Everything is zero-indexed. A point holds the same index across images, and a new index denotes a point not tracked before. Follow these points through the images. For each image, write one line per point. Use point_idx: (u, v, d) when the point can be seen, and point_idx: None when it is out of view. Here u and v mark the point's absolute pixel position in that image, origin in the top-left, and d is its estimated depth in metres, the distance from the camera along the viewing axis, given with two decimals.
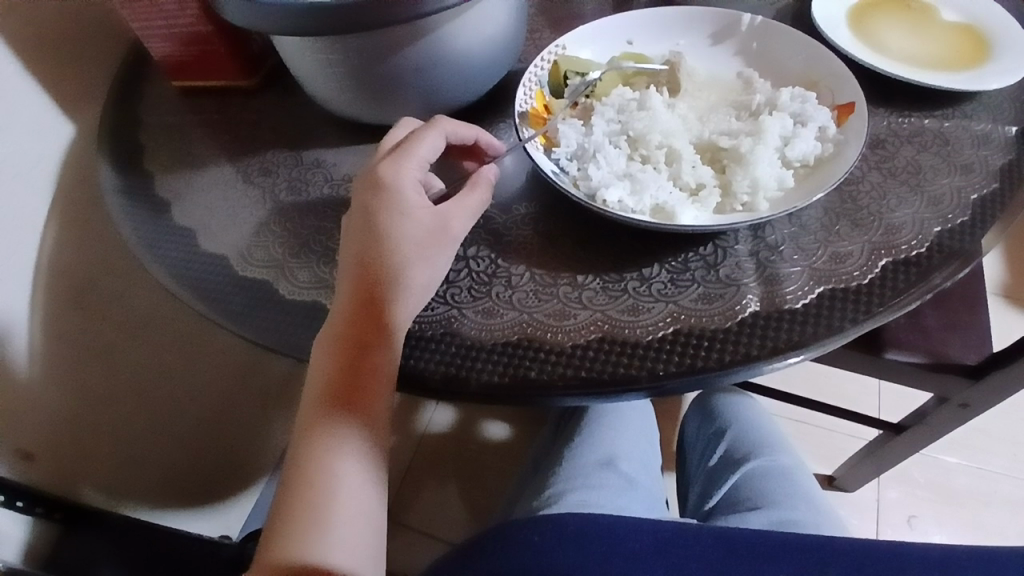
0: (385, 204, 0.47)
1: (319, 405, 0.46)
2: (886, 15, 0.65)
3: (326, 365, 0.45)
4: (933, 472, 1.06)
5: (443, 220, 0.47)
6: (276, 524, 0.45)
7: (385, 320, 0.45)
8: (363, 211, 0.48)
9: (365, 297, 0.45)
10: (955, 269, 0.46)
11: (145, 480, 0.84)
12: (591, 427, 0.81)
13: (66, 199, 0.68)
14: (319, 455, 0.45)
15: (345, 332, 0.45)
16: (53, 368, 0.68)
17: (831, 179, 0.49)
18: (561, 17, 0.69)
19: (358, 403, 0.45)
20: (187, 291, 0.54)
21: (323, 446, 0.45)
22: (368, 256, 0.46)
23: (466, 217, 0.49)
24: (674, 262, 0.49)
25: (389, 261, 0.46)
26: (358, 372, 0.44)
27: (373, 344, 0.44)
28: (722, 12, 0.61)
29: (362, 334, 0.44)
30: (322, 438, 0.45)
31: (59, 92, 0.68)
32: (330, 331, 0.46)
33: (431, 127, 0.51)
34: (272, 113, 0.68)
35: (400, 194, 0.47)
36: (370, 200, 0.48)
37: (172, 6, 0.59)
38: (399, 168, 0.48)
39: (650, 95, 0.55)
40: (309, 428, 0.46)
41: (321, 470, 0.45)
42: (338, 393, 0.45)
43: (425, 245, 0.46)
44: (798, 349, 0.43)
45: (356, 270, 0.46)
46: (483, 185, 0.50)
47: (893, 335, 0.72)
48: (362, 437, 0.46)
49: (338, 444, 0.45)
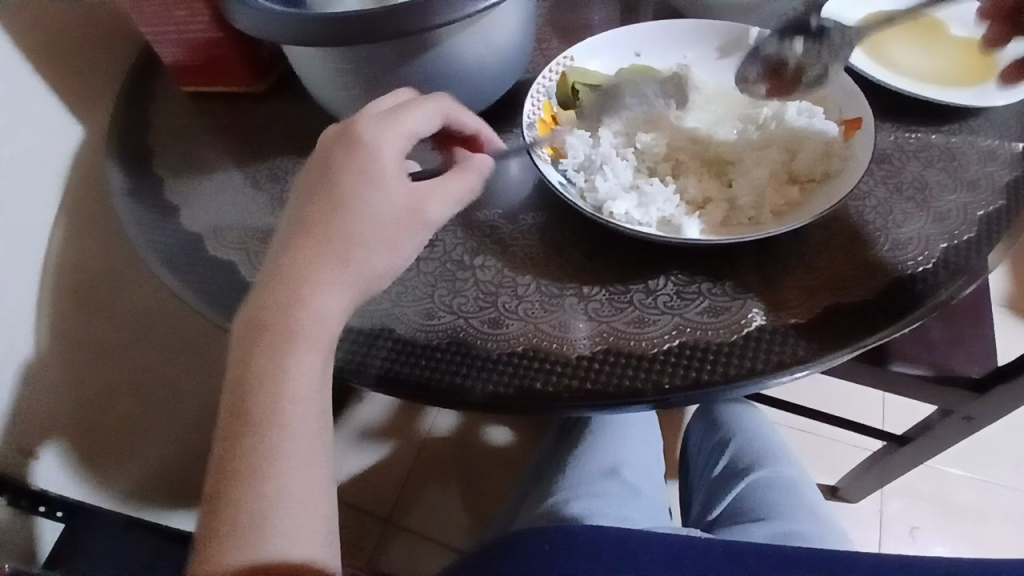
0: (361, 173, 0.44)
1: (241, 406, 0.40)
2: (895, 30, 0.65)
3: (255, 360, 0.40)
4: (935, 484, 1.06)
5: (419, 202, 0.45)
6: (208, 546, 0.38)
7: (318, 302, 0.42)
8: (334, 176, 0.44)
9: (320, 274, 0.42)
10: (960, 286, 0.46)
11: (145, 480, 0.85)
12: (594, 436, 0.81)
13: (75, 199, 0.69)
14: (251, 457, 0.39)
15: (271, 319, 0.41)
16: (60, 367, 0.69)
17: (837, 193, 0.49)
18: (570, 27, 0.70)
19: (292, 393, 0.40)
20: (194, 295, 0.54)
21: (257, 446, 0.39)
22: (312, 237, 0.43)
23: (445, 202, 0.47)
24: (680, 275, 0.49)
25: (333, 239, 0.42)
26: (290, 361, 0.40)
27: (308, 333, 0.41)
28: (731, 25, 0.61)
29: (295, 320, 0.41)
30: (250, 442, 0.39)
31: (70, 93, 0.68)
32: (252, 321, 0.41)
33: (433, 102, 0.49)
34: (281, 119, 0.68)
35: (380, 166, 0.44)
36: (330, 172, 0.44)
37: (184, 11, 0.59)
38: (382, 133, 0.45)
39: (658, 108, 0.56)
40: (232, 434, 0.40)
41: (264, 464, 0.39)
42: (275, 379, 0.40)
43: (394, 227, 0.44)
44: (803, 364, 0.43)
45: (291, 253, 0.42)
46: (473, 170, 0.49)
47: (897, 347, 0.72)
48: (306, 428, 0.40)
49: (274, 445, 0.39)
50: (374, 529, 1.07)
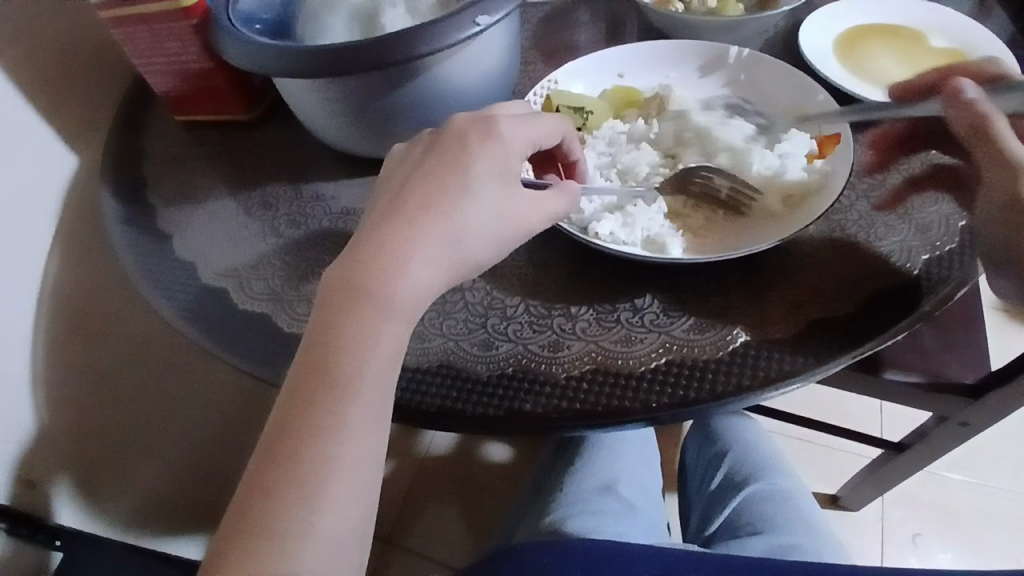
0: (488, 157, 0.44)
1: (315, 366, 0.38)
2: (873, 44, 0.67)
3: (342, 323, 0.39)
4: (936, 489, 1.05)
5: (522, 210, 0.45)
6: (245, 507, 0.36)
7: (411, 280, 0.41)
8: (458, 155, 0.44)
9: (416, 252, 0.41)
10: (943, 296, 0.47)
11: (142, 506, 0.85)
12: (590, 452, 0.82)
13: (69, 228, 0.70)
14: (311, 425, 0.37)
15: (364, 283, 0.40)
16: (57, 395, 0.69)
17: (817, 209, 0.51)
18: (555, 50, 0.71)
19: (368, 372, 0.39)
20: (187, 323, 0.55)
21: (315, 417, 0.37)
22: (407, 209, 0.42)
23: (544, 216, 0.46)
24: (666, 292, 0.49)
25: (436, 217, 0.42)
26: (377, 335, 0.39)
27: (400, 311, 0.40)
28: (710, 45, 0.62)
29: (390, 294, 0.40)
30: (317, 406, 0.37)
31: (63, 125, 0.69)
32: (347, 279, 0.40)
33: (553, 120, 0.48)
34: (272, 146, 0.69)
35: (505, 160, 0.44)
36: (445, 158, 0.44)
37: (175, 43, 0.61)
38: (505, 128, 0.45)
39: (638, 129, 0.58)
40: (305, 391, 0.38)
41: (323, 431, 0.37)
42: (361, 351, 0.39)
43: (496, 224, 0.43)
44: (789, 378, 0.44)
45: (389, 222, 0.42)
46: (568, 194, 0.48)
47: (890, 355, 0.72)
48: (371, 407, 0.38)
49: (338, 418, 0.37)
50: (373, 551, 1.06)
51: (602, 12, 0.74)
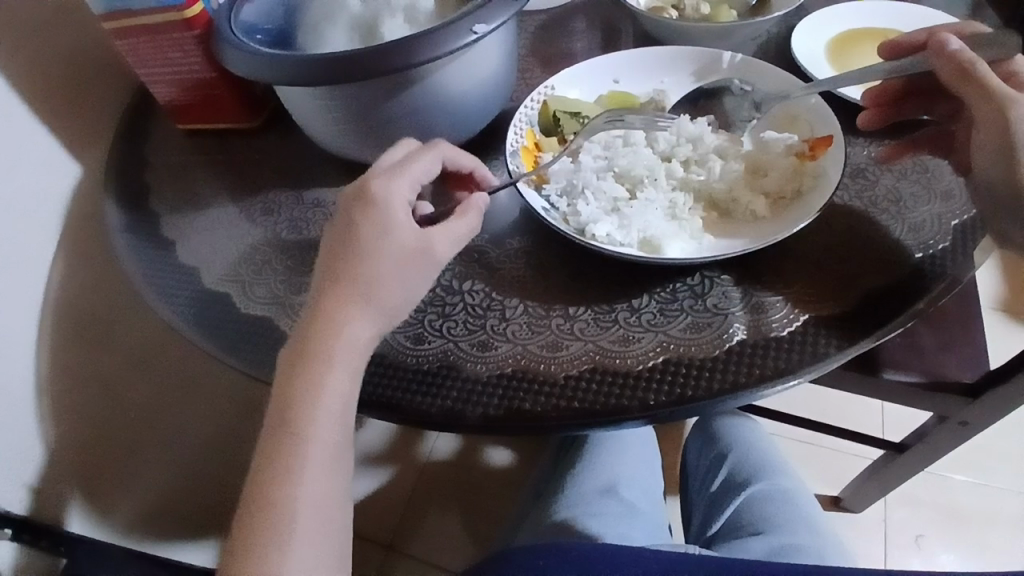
0: (372, 221, 0.46)
1: (277, 427, 0.44)
2: (865, 48, 0.68)
3: (293, 383, 0.44)
4: (938, 490, 1.06)
5: (426, 240, 0.47)
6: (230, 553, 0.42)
7: (349, 336, 0.45)
8: (348, 222, 0.47)
9: (339, 310, 0.45)
10: (937, 294, 0.48)
11: (146, 513, 0.85)
12: (591, 455, 0.82)
13: (73, 236, 0.71)
14: (279, 477, 0.43)
15: (313, 347, 0.44)
16: (60, 403, 0.70)
17: (809, 212, 0.52)
18: (552, 56, 0.72)
19: (321, 424, 0.44)
20: (190, 327, 0.55)
21: (281, 470, 0.43)
22: (340, 271, 0.46)
23: (452, 244, 0.49)
24: (663, 292, 0.50)
25: (359, 280, 0.45)
26: (325, 388, 0.44)
27: (340, 362, 0.44)
28: (704, 50, 0.63)
29: (330, 351, 0.44)
30: (280, 461, 0.43)
31: (67, 135, 0.70)
32: (297, 347, 0.45)
33: (431, 150, 0.52)
34: (274, 154, 0.70)
35: (388, 212, 0.47)
36: (353, 219, 0.47)
37: (178, 54, 0.62)
38: (390, 184, 0.48)
39: (632, 132, 0.59)
40: (270, 449, 0.44)
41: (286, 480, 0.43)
42: (307, 402, 0.44)
43: (404, 265, 0.46)
44: (785, 376, 0.44)
45: (328, 286, 0.46)
46: (473, 211, 0.50)
47: (889, 355, 0.73)
48: (324, 450, 0.44)
49: (300, 472, 0.43)
50: (376, 556, 1.06)
51: (598, 20, 0.75)
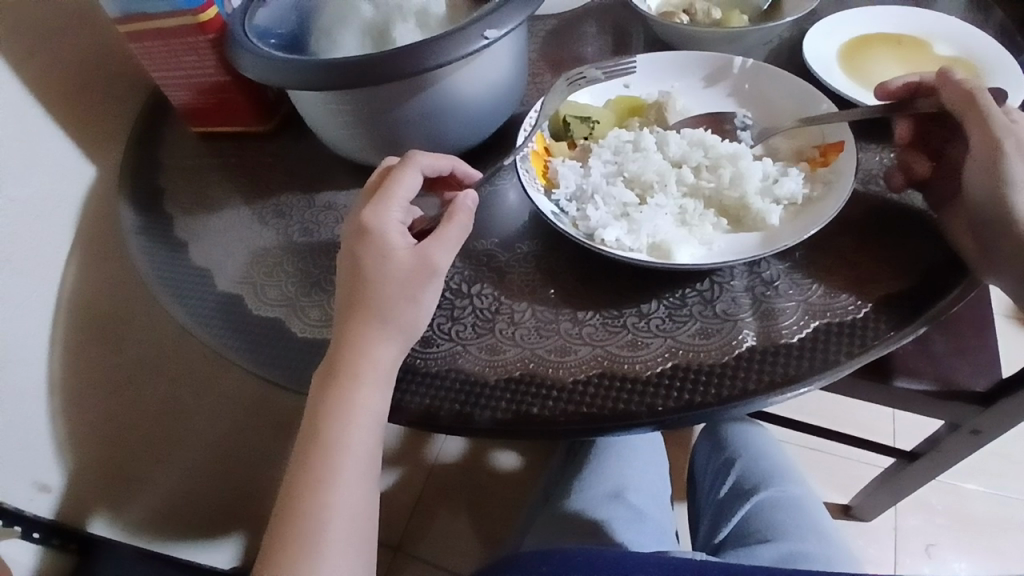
0: (370, 248, 0.48)
1: (312, 439, 0.48)
2: (877, 53, 0.67)
3: (322, 401, 0.47)
4: (950, 498, 1.04)
5: (424, 256, 0.48)
6: (269, 551, 0.47)
7: (375, 357, 0.47)
8: (350, 255, 0.49)
9: (357, 336, 0.47)
10: (948, 302, 0.47)
11: (158, 513, 0.86)
12: (598, 460, 0.82)
13: (88, 238, 0.72)
14: (313, 486, 0.47)
15: (339, 368, 0.47)
16: (72, 402, 0.71)
17: (821, 217, 0.51)
18: (562, 61, 0.72)
19: (350, 438, 0.47)
20: (202, 328, 0.56)
21: (313, 479, 0.47)
22: (358, 295, 0.48)
23: (450, 251, 0.49)
24: (672, 297, 0.50)
25: (376, 303, 0.47)
26: (352, 407, 0.46)
27: (367, 379, 0.46)
28: (714, 55, 0.63)
29: (356, 371, 0.46)
30: (314, 471, 0.47)
31: (82, 137, 0.71)
32: (327, 367, 0.48)
33: (409, 164, 0.52)
34: (286, 157, 0.71)
35: (383, 236, 0.48)
36: (356, 246, 0.49)
37: (193, 58, 0.63)
38: (383, 213, 0.50)
39: (644, 135, 0.58)
40: (305, 459, 0.48)
41: (317, 490, 0.47)
42: (333, 422, 0.47)
43: (408, 286, 0.47)
44: (796, 382, 0.44)
45: (348, 310, 0.48)
46: (461, 213, 0.50)
47: (900, 362, 0.72)
48: (354, 463, 0.48)
49: (332, 481, 0.47)
50: (383, 557, 1.07)
51: (608, 24, 0.76)
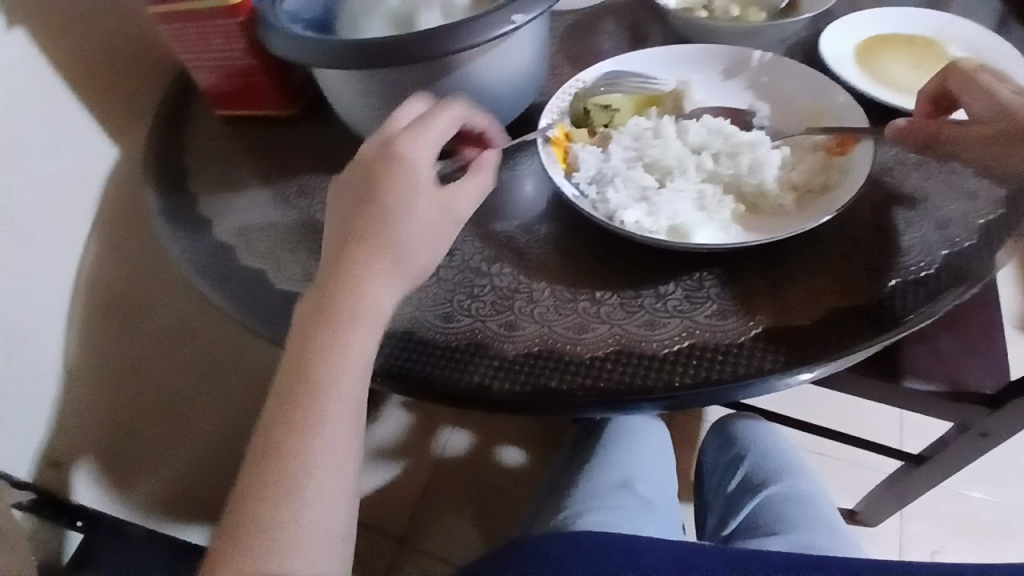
0: (400, 186, 0.48)
1: (300, 378, 0.44)
2: (893, 51, 0.68)
3: (317, 336, 0.45)
4: (957, 506, 1.04)
5: (449, 207, 0.50)
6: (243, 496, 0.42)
7: (381, 295, 0.47)
8: (376, 186, 0.48)
9: (364, 270, 0.46)
10: (963, 290, 0.48)
11: (170, 494, 0.88)
12: (606, 450, 0.83)
13: (110, 217, 0.73)
14: (299, 427, 0.43)
15: (342, 301, 0.46)
16: (87, 379, 0.72)
17: (835, 204, 0.52)
18: (581, 54, 0.74)
19: (347, 374, 0.45)
20: (224, 301, 0.57)
21: (298, 418, 0.43)
22: (372, 230, 0.47)
23: (470, 202, 0.52)
24: (690, 280, 0.51)
25: (390, 241, 0.47)
26: (352, 342, 0.45)
27: (370, 319, 0.46)
28: (733, 48, 0.64)
29: (359, 305, 0.46)
30: (302, 412, 0.44)
31: (107, 118, 0.73)
32: (326, 300, 0.46)
33: (448, 109, 0.51)
34: (308, 141, 0.72)
35: (415, 178, 0.49)
36: (383, 183, 0.48)
37: (221, 40, 0.64)
38: (414, 152, 0.49)
39: (664, 124, 0.60)
40: (288, 400, 0.44)
41: (305, 433, 0.43)
42: (330, 359, 0.45)
43: (431, 230, 0.49)
44: (812, 363, 0.45)
45: (359, 245, 0.47)
46: (483, 172, 0.53)
47: (910, 361, 0.72)
48: (344, 404, 0.44)
49: (321, 422, 0.44)
50: (388, 549, 1.07)
51: (627, 19, 0.77)
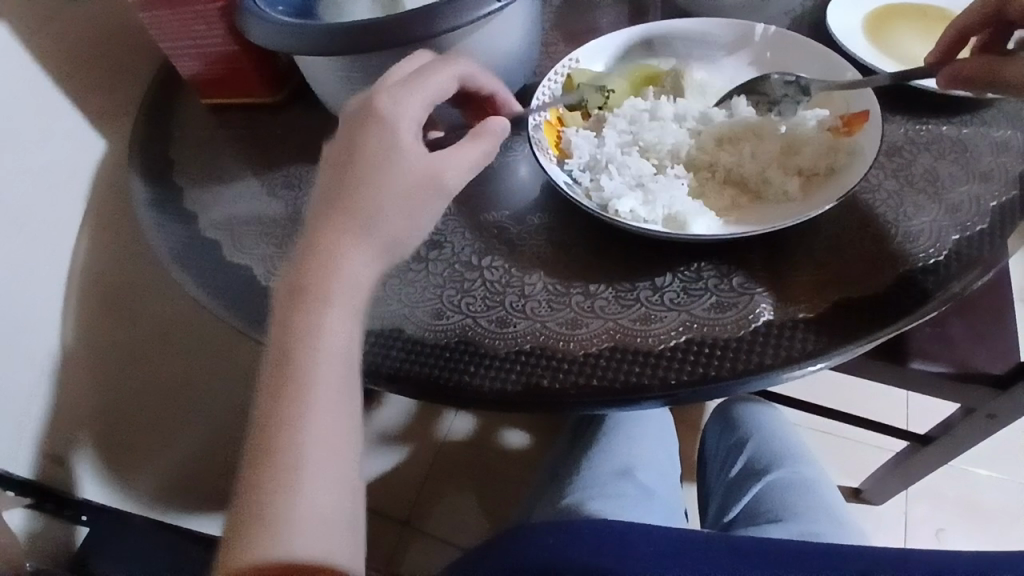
0: (382, 138, 0.44)
1: (278, 360, 0.39)
2: (902, 24, 0.65)
3: (292, 317, 0.40)
4: (963, 485, 1.03)
5: (441, 168, 0.45)
6: (242, 513, 0.37)
7: (354, 262, 0.41)
8: (356, 140, 0.44)
9: (337, 236, 0.41)
10: (974, 277, 0.46)
11: (173, 483, 0.88)
12: (607, 437, 0.82)
13: (99, 209, 0.71)
14: (282, 410, 0.38)
15: (315, 273, 0.40)
16: (83, 375, 0.71)
17: (843, 188, 0.50)
18: (576, 31, 0.70)
19: (326, 350, 0.39)
20: (211, 298, 0.56)
21: (280, 401, 0.39)
22: (348, 194, 0.42)
23: (471, 166, 0.47)
24: (687, 271, 0.49)
25: (365, 199, 0.42)
26: (328, 315, 0.40)
27: (347, 285, 0.41)
28: (736, 23, 0.61)
29: (333, 276, 0.40)
30: (284, 395, 0.38)
31: (91, 108, 0.70)
32: (297, 274, 0.41)
33: (447, 66, 0.48)
34: (296, 129, 0.70)
35: (399, 130, 0.44)
36: (367, 137, 0.44)
37: (201, 25, 0.61)
38: (400, 105, 0.45)
39: (661, 104, 0.57)
40: (270, 389, 0.39)
41: (290, 418, 0.38)
42: (305, 336, 0.39)
43: (416, 191, 0.44)
44: (814, 357, 0.43)
45: (337, 210, 0.42)
46: (487, 136, 0.48)
47: (917, 344, 0.71)
48: (331, 380, 0.39)
49: (306, 401, 0.38)
50: (393, 533, 1.08)
51: None
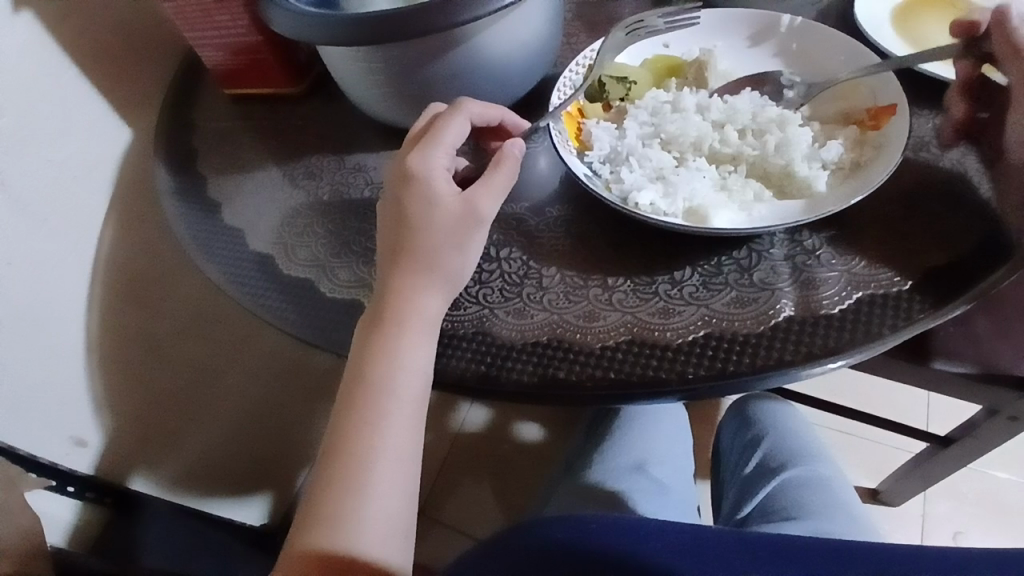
0: (416, 193, 0.48)
1: (355, 384, 0.46)
2: (934, 15, 0.63)
3: (367, 352, 0.46)
4: (984, 488, 1.01)
5: (471, 205, 0.47)
6: (317, 504, 0.45)
7: (425, 308, 0.47)
8: (396, 200, 0.49)
9: (403, 283, 0.47)
10: (1003, 275, 0.45)
11: (197, 470, 0.90)
12: (621, 431, 0.82)
13: (125, 198, 0.73)
14: (357, 430, 0.46)
15: (386, 314, 0.46)
16: (107, 360, 0.73)
17: (870, 182, 0.49)
18: (598, 21, 0.70)
19: (394, 382, 0.45)
20: (233, 286, 0.57)
21: (355, 423, 0.46)
22: (403, 241, 0.47)
23: (495, 198, 0.48)
24: (707, 265, 0.49)
25: (420, 250, 0.47)
26: (398, 354, 0.45)
27: (415, 326, 0.46)
28: (762, 14, 0.60)
29: (402, 319, 0.46)
30: (359, 416, 0.46)
31: (117, 98, 0.72)
32: (372, 314, 0.47)
33: (458, 112, 0.52)
34: (317, 119, 0.70)
35: (430, 184, 0.48)
36: (403, 195, 0.48)
37: (225, 16, 0.62)
38: (427, 158, 0.49)
39: (683, 96, 0.56)
40: (346, 408, 0.46)
41: (363, 438, 0.46)
42: (379, 368, 0.45)
43: (454, 232, 0.47)
44: (834, 354, 0.42)
45: (395, 259, 0.47)
46: (509, 162, 0.49)
47: (942, 342, 0.68)
48: (400, 412, 0.46)
49: (379, 423, 0.46)
50: None
51: None
